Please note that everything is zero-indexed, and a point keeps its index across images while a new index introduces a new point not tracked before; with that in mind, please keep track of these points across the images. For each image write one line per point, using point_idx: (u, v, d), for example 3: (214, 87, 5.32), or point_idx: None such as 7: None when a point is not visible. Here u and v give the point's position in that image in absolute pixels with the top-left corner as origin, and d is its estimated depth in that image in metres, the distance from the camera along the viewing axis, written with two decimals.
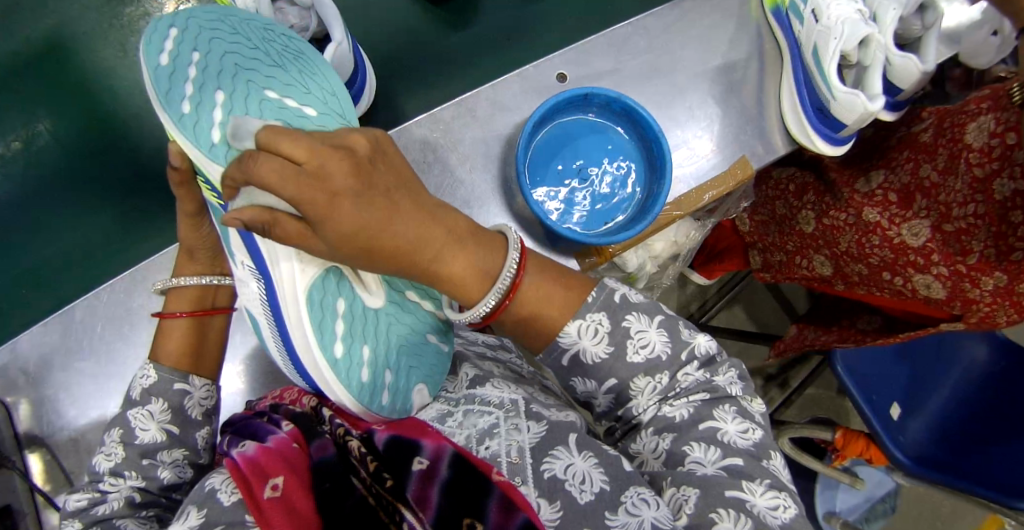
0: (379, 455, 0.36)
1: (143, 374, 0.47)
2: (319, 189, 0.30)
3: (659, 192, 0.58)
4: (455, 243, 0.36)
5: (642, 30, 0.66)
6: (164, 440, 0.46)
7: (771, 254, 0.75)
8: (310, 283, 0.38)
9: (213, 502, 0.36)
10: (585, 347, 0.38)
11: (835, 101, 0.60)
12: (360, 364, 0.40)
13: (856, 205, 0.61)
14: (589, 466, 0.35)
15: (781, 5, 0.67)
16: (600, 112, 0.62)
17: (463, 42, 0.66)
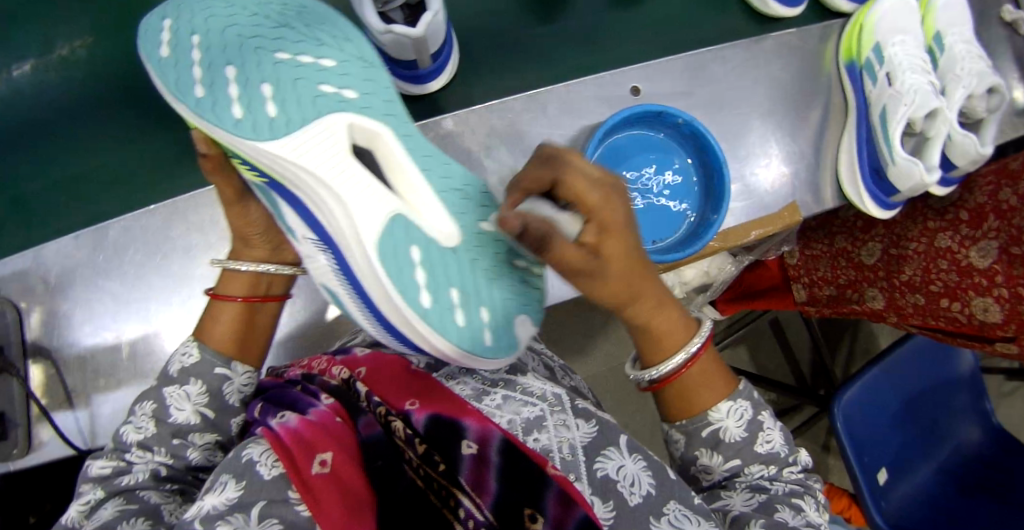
0: (427, 436, 0.37)
1: (187, 353, 0.45)
2: (624, 211, 0.35)
3: (713, 222, 0.58)
4: (665, 306, 0.39)
5: (721, 60, 0.66)
6: (198, 423, 0.44)
7: (817, 289, 0.73)
8: (378, 237, 0.38)
9: (252, 475, 0.36)
10: (728, 425, 0.42)
11: (895, 166, 0.63)
12: (454, 310, 0.39)
13: (928, 234, 0.63)
14: (639, 469, 0.38)
15: (856, 61, 0.68)
16: (668, 133, 0.63)
17: (544, 37, 0.66)
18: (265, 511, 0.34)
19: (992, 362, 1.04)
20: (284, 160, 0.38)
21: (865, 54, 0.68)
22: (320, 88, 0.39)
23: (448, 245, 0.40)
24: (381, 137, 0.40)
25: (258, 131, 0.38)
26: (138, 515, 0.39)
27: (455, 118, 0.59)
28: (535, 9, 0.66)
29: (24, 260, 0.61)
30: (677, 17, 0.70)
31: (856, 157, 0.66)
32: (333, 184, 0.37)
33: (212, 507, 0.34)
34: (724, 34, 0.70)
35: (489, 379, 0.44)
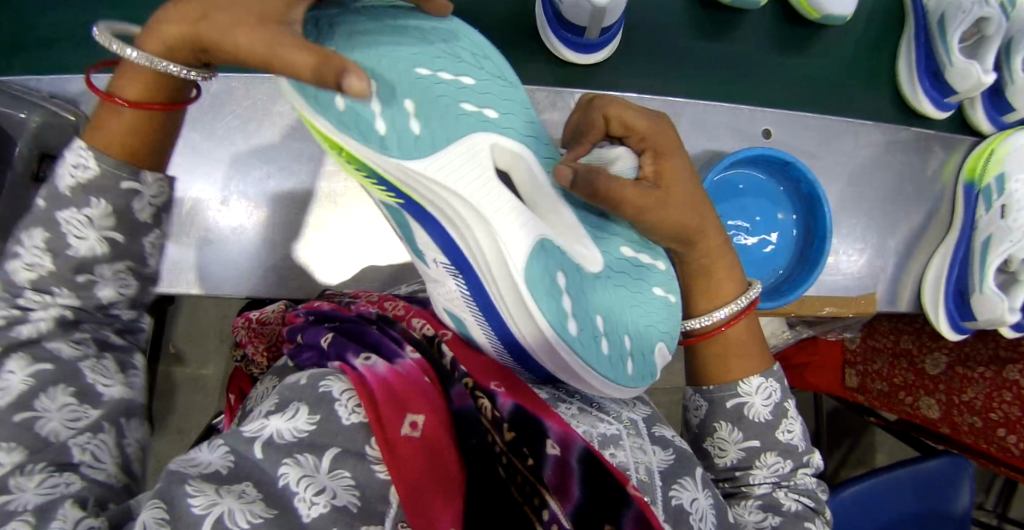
0: (514, 424, 0.35)
1: (83, 162, 0.34)
2: (661, 137, 0.41)
3: (806, 280, 0.59)
4: (724, 252, 0.45)
5: (855, 135, 0.65)
6: (105, 253, 0.35)
7: (870, 380, 0.79)
8: (527, 259, 0.34)
9: (328, 413, 0.33)
10: (755, 402, 0.44)
11: (982, 295, 0.63)
12: (598, 337, 0.38)
13: (999, 360, 0.68)
14: (708, 506, 0.38)
15: (976, 183, 0.68)
16: (786, 186, 0.62)
17: (697, 53, 0.67)
18: (337, 460, 0.32)
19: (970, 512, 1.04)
20: (440, 180, 0.32)
21: (988, 179, 0.67)
22: (462, 106, 0.36)
23: (590, 270, 0.39)
24: (524, 159, 0.37)
25: (406, 151, 0.32)
26: (58, 385, 0.32)
27: None
28: (703, 26, 0.67)
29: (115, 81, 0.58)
30: (821, 81, 0.71)
31: (947, 272, 0.65)
32: (485, 210, 0.33)
33: (279, 433, 0.31)
34: (858, 112, 0.71)
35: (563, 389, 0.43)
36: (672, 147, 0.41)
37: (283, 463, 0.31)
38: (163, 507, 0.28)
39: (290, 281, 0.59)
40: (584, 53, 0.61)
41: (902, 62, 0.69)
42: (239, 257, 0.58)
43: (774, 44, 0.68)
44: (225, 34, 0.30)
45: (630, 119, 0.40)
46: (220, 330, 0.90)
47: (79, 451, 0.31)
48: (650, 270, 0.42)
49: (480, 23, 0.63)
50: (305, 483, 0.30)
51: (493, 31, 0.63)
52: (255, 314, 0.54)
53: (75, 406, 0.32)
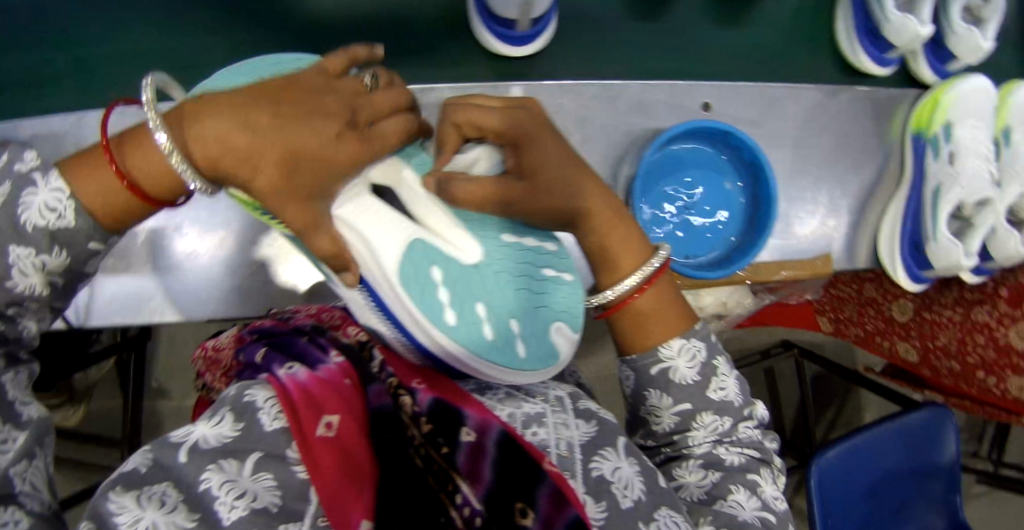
0: (433, 415, 0.37)
1: (59, 213, 0.36)
2: (517, 128, 0.42)
3: (754, 246, 0.59)
4: (616, 223, 0.45)
5: (797, 99, 0.66)
6: (41, 293, 0.38)
7: (845, 327, 0.81)
8: (398, 260, 0.37)
9: (252, 420, 0.35)
10: (679, 366, 0.45)
11: (935, 243, 0.64)
12: (479, 323, 0.38)
13: (964, 303, 0.69)
14: (632, 473, 0.40)
15: (924, 134, 0.68)
16: (728, 155, 0.62)
17: (638, 34, 0.67)
18: (259, 464, 0.34)
19: (970, 462, 1.03)
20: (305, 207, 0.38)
21: (935, 128, 0.67)
22: None
23: (466, 260, 0.39)
24: (403, 177, 0.40)
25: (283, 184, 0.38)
26: None
27: (524, 87, 0.60)
28: (639, 7, 0.67)
29: (63, 122, 0.59)
30: (766, 47, 0.70)
31: (901, 226, 0.66)
32: (357, 222, 0.38)
33: (203, 439, 0.34)
34: (807, 75, 0.70)
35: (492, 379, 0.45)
36: (531, 137, 0.42)
37: (205, 469, 0.33)
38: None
39: (250, 301, 0.60)
40: (519, 45, 0.61)
41: (840, 28, 0.68)
42: (199, 282, 0.60)
43: (713, 16, 0.68)
44: (272, 198, 0.38)
45: (479, 118, 0.41)
46: None
47: (18, 481, 0.36)
48: (537, 252, 0.42)
49: (418, 30, 0.65)
50: (227, 487, 0.32)
51: (431, 36, 0.65)
52: (211, 342, 0.56)
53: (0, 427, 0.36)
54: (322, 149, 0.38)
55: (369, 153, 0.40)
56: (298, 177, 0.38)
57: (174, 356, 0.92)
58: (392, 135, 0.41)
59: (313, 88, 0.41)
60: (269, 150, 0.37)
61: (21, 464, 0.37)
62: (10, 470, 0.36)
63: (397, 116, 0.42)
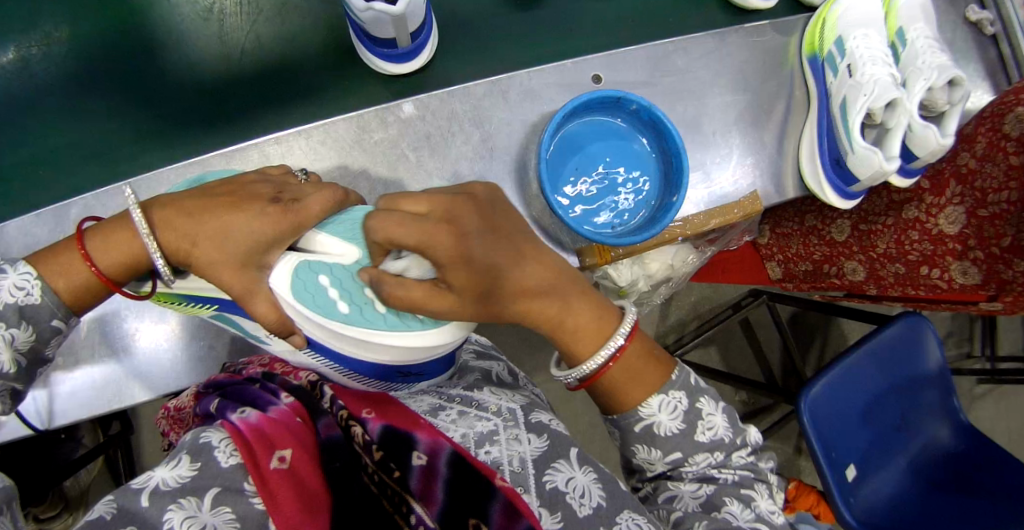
0: (383, 443, 0.37)
1: (26, 291, 0.42)
2: (439, 241, 0.37)
3: (673, 203, 0.59)
4: (585, 300, 0.42)
5: (686, 50, 0.66)
6: (8, 370, 0.44)
7: (792, 265, 0.81)
8: (291, 284, 0.41)
9: (208, 459, 0.36)
10: (662, 420, 0.42)
11: (854, 154, 0.64)
12: (371, 303, 0.41)
13: (894, 207, 0.69)
14: (589, 481, 0.38)
15: (819, 54, 0.69)
16: (627, 119, 0.63)
17: (525, 23, 0.66)
18: (218, 498, 0.34)
19: (967, 365, 1.03)
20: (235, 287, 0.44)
21: (828, 47, 0.68)
22: None
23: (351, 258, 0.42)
24: (323, 231, 0.43)
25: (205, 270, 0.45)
26: None
27: (415, 102, 0.61)
28: None
29: None
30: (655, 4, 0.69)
31: (818, 149, 0.66)
32: (276, 280, 0.42)
33: (162, 480, 0.34)
34: (701, 24, 0.70)
35: (446, 397, 0.44)
36: (457, 249, 0.38)
37: (167, 509, 0.33)
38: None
39: (201, 367, 0.61)
40: (396, 62, 0.60)
41: None
42: (143, 362, 0.60)
43: None
44: (211, 268, 0.41)
45: (392, 236, 0.37)
46: None
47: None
48: None
49: (305, 70, 0.65)
50: (189, 523, 0.33)
51: (321, 73, 0.65)
52: (172, 403, 0.57)
53: None
54: (251, 223, 0.42)
55: (293, 222, 0.42)
56: (231, 247, 0.41)
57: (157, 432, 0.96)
58: (319, 209, 0.43)
59: (247, 181, 0.45)
60: (207, 232, 0.41)
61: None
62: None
63: (326, 190, 0.44)
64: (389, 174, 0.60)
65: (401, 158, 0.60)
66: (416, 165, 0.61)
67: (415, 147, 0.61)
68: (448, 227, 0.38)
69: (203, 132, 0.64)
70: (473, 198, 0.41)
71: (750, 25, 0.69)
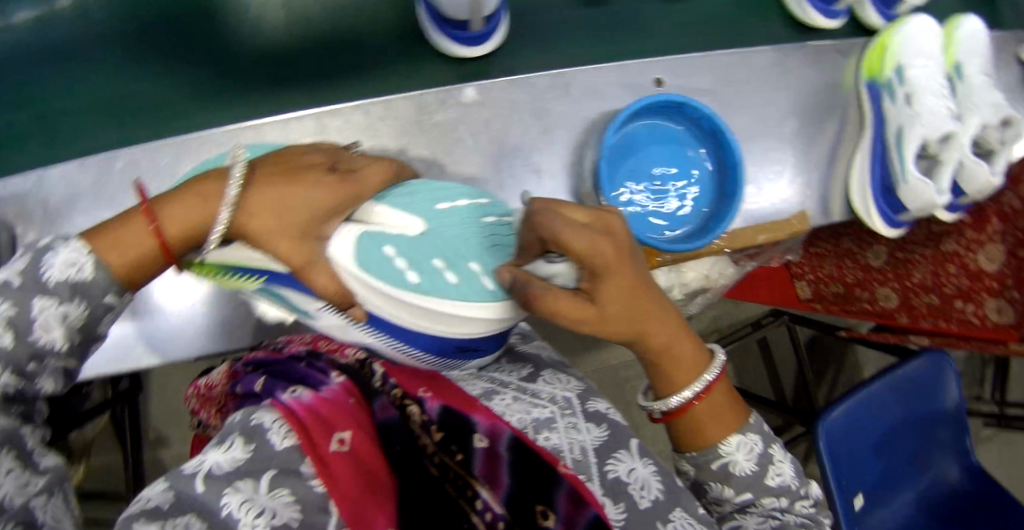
0: (444, 424, 0.37)
1: (78, 268, 0.37)
2: (606, 251, 0.37)
3: (727, 214, 0.59)
4: (679, 332, 0.43)
5: (748, 62, 0.66)
6: (62, 349, 0.37)
7: (823, 286, 0.81)
8: (354, 252, 0.40)
9: (262, 441, 0.35)
10: (738, 460, 0.44)
11: (907, 184, 0.64)
12: (442, 273, 0.41)
13: (933, 237, 0.69)
14: (649, 474, 0.39)
15: (878, 80, 0.68)
16: (687, 125, 0.63)
17: (591, 19, 0.66)
18: (275, 480, 0.33)
19: (978, 407, 1.03)
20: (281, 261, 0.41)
21: (887, 73, 0.68)
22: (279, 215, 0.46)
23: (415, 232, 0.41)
24: (378, 206, 0.42)
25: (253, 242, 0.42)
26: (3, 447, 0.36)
27: (477, 87, 0.60)
28: None
29: (23, 184, 0.59)
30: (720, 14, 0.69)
31: (869, 175, 0.66)
32: (334, 250, 0.40)
33: (216, 465, 0.34)
34: (764, 38, 0.70)
35: (499, 381, 0.44)
36: (615, 261, 0.38)
37: (223, 493, 0.32)
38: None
39: (233, 335, 0.59)
40: (472, 45, 0.59)
41: None
42: (174, 325, 0.58)
43: None
44: (268, 237, 0.39)
45: (558, 236, 0.36)
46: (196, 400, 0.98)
47: (39, 513, 0.36)
48: (472, 208, 0.44)
49: (367, 44, 0.64)
50: (246, 507, 0.32)
51: (382, 46, 0.64)
52: (202, 381, 0.56)
53: (19, 471, 0.36)
54: (309, 191, 0.40)
55: (352, 192, 0.42)
56: (289, 215, 0.39)
57: None
58: (376, 181, 0.43)
59: (299, 153, 0.44)
60: (261, 199, 0.39)
61: (42, 497, 0.37)
62: (30, 503, 0.36)
63: (380, 164, 0.44)
64: (444, 157, 0.59)
65: (458, 142, 0.59)
66: (472, 151, 0.60)
67: (472, 133, 0.60)
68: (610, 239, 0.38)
69: (259, 93, 0.63)
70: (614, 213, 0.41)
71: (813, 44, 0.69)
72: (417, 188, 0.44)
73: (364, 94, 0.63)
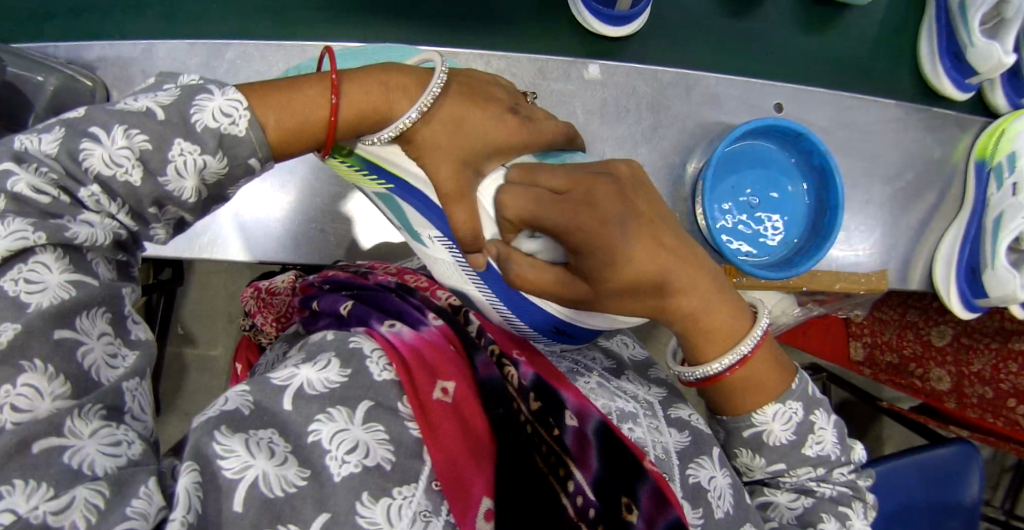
0: (540, 393, 0.38)
1: (232, 120, 0.33)
2: (586, 216, 0.34)
3: (816, 252, 0.58)
4: (716, 305, 0.38)
5: (868, 111, 0.65)
6: (188, 200, 0.34)
7: (879, 352, 0.80)
8: (501, 208, 0.39)
9: (360, 367, 0.35)
10: (773, 429, 0.40)
11: (993, 270, 0.61)
12: None
13: (1004, 332, 0.67)
14: (726, 485, 0.40)
15: (988, 161, 0.65)
16: (798, 159, 0.62)
17: (726, 29, 0.65)
18: (369, 414, 0.33)
19: (985, 511, 1.01)
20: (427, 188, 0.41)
21: (999, 157, 0.64)
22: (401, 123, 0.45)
23: None
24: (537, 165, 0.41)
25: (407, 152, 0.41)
26: (101, 311, 0.31)
27: (602, 67, 0.60)
28: (727, 2, 0.65)
29: (134, 49, 0.59)
30: (852, 57, 0.68)
31: (957, 254, 0.64)
32: (484, 197, 0.38)
33: (309, 383, 0.33)
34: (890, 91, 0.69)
35: (583, 365, 0.46)
36: (591, 227, 0.34)
37: (315, 419, 0.32)
38: (198, 471, 0.28)
39: (304, 247, 0.58)
40: (618, 25, 0.60)
41: (923, 44, 0.66)
42: (248, 223, 0.57)
43: (803, 19, 0.67)
44: (432, 152, 0.39)
45: (526, 215, 0.35)
46: (227, 311, 0.98)
47: (128, 397, 0.30)
48: None
49: None
50: (338, 439, 0.31)
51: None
52: (263, 283, 0.54)
53: (111, 338, 0.31)
54: (488, 123, 0.39)
55: (524, 141, 0.40)
56: (458, 138, 0.39)
57: (199, 303, 0.98)
58: (548, 137, 0.41)
59: (485, 80, 0.43)
60: (436, 112, 0.39)
61: (134, 380, 0.31)
62: (123, 383, 0.30)
63: (556, 122, 0.42)
64: None
65: (571, 115, 0.59)
66: (582, 128, 0.59)
67: (586, 110, 0.59)
68: (586, 210, 0.34)
69: (381, 19, 0.61)
70: (614, 176, 0.37)
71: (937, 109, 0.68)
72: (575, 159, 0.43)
73: (488, 44, 0.62)
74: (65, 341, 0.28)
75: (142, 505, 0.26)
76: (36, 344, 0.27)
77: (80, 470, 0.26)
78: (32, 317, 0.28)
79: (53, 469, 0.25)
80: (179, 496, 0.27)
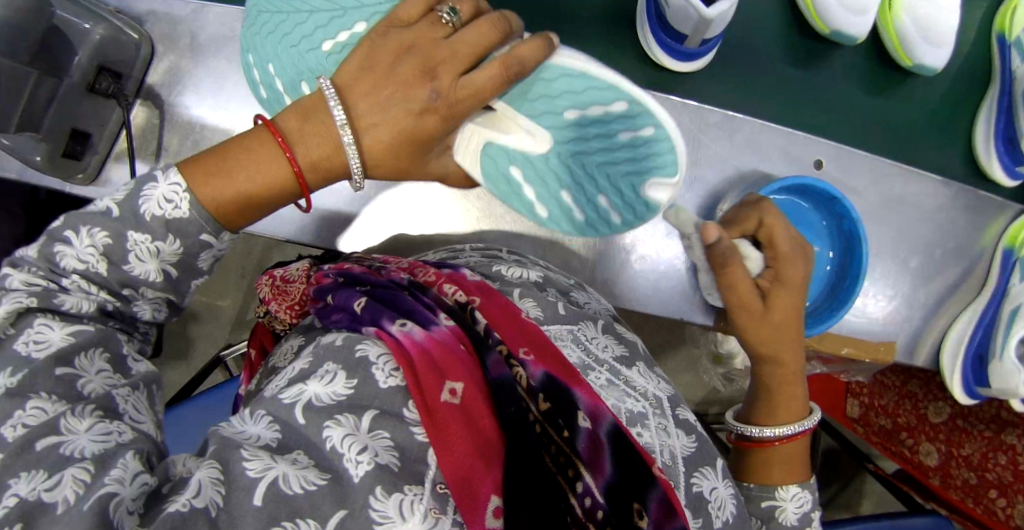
0: (550, 394, 0.35)
1: (174, 205, 0.35)
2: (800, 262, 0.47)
3: (831, 315, 0.59)
4: (791, 381, 0.48)
5: (908, 183, 0.64)
6: (156, 281, 0.36)
7: (874, 414, 0.80)
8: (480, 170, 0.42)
9: (366, 376, 0.34)
10: (785, 506, 0.46)
11: (1000, 363, 0.60)
12: (572, 204, 0.44)
13: (998, 422, 0.68)
14: (726, 496, 0.42)
15: (1016, 250, 0.65)
16: (828, 221, 0.61)
17: (783, 75, 0.64)
18: (377, 422, 0.32)
19: None
20: None
21: None
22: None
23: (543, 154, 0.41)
24: (506, 112, 0.40)
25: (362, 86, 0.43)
26: (99, 351, 0.34)
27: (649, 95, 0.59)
28: (793, 49, 0.63)
29: (186, 8, 0.60)
30: (908, 123, 0.67)
31: (967, 340, 0.63)
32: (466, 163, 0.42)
33: (318, 397, 0.33)
34: (939, 164, 0.68)
35: (593, 356, 0.44)
36: (797, 282, 0.47)
37: (325, 426, 0.32)
38: (218, 467, 0.30)
39: (323, 231, 0.59)
40: (684, 60, 0.59)
41: (981, 128, 0.65)
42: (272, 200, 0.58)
43: (865, 76, 0.65)
44: (391, 164, 0.39)
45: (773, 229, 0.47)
46: (240, 267, 0.99)
47: (120, 402, 0.33)
48: (621, 118, 0.37)
49: None
50: (349, 442, 0.31)
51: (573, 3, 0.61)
52: (278, 271, 0.52)
53: (111, 374, 0.34)
54: (409, 113, 0.37)
55: (455, 110, 0.37)
56: (397, 148, 0.39)
57: None
58: (488, 88, 0.36)
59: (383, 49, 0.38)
60: (364, 131, 0.38)
61: (126, 389, 0.34)
62: (114, 392, 0.33)
63: (489, 67, 0.35)
64: None
65: None
66: None
67: None
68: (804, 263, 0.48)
69: None
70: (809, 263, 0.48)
71: (982, 193, 0.67)
72: (542, 78, 0.37)
73: None
74: (65, 375, 0.32)
75: (119, 472, 0.29)
76: (41, 380, 0.31)
77: (72, 456, 0.29)
78: (36, 363, 0.32)
79: (51, 459, 0.29)
80: (191, 483, 0.29)
